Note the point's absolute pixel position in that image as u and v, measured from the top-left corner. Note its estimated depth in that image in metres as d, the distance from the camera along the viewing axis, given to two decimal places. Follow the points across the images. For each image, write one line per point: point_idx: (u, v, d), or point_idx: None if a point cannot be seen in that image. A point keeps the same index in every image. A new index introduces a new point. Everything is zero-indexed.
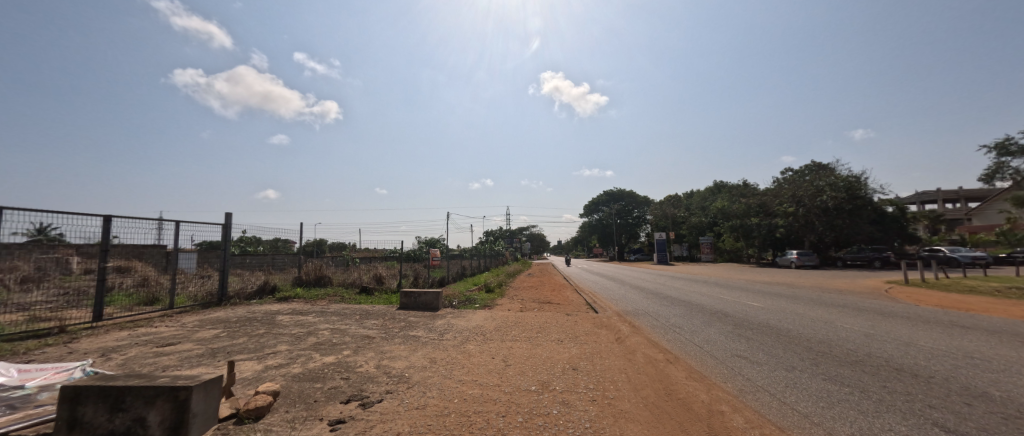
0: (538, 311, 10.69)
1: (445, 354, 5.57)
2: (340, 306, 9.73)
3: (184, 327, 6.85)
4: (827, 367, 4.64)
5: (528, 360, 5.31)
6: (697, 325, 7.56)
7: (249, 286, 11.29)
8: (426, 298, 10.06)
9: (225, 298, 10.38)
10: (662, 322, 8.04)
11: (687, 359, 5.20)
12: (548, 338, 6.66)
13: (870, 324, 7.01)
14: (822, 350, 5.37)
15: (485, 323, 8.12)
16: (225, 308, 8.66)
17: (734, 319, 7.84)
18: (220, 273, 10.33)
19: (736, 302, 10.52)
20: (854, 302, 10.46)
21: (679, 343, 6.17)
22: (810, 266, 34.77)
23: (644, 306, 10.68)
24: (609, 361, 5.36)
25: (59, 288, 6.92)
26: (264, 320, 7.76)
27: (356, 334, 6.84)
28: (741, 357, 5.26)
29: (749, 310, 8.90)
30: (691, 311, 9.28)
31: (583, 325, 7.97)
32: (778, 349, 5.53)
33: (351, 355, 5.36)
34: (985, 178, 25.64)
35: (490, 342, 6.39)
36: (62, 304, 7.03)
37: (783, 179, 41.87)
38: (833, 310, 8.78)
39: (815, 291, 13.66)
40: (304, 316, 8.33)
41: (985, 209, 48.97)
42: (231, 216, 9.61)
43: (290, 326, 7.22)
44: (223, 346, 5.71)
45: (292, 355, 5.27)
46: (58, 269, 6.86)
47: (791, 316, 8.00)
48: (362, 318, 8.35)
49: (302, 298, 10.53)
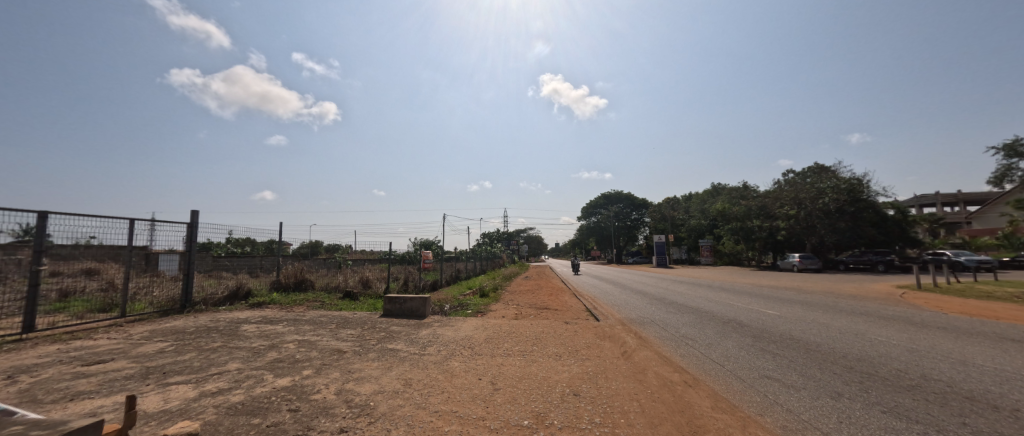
0: (535, 318, 9.85)
1: (424, 374, 4.73)
2: (318, 313, 8.86)
3: (129, 339, 5.98)
4: (883, 395, 3.83)
5: (521, 382, 4.49)
6: (711, 337, 6.77)
7: (221, 290, 10.37)
8: (412, 305, 9.23)
9: (190, 302, 9.41)
10: (671, 333, 7.25)
11: (708, 382, 4.38)
12: (547, 353, 5.84)
13: (909, 337, 6.18)
14: (866, 371, 4.56)
15: (475, 334, 7.29)
16: (184, 317, 7.74)
17: (751, 330, 7.04)
18: (185, 276, 9.38)
19: (748, 309, 9.69)
20: (874, 309, 9.73)
21: (695, 360, 5.37)
22: (813, 270, 34.10)
23: (649, 313, 9.85)
24: (617, 383, 4.56)
25: (18, 293, 6.45)
26: (225, 330, 6.90)
27: (326, 347, 5.99)
28: (772, 379, 4.44)
29: (765, 318, 8.12)
30: (702, 319, 8.48)
31: (584, 336, 7.15)
32: (814, 369, 4.71)
33: (310, 376, 4.50)
34: (992, 182, 25.10)
35: (478, 358, 5.54)
36: (17, 310, 6.52)
37: (783, 181, 41.19)
38: (859, 319, 7.97)
39: (829, 296, 12.87)
40: (273, 325, 7.46)
41: (986, 212, 48.44)
42: (198, 215, 8.72)
43: (252, 339, 6.34)
44: (163, 365, 4.85)
45: (240, 377, 4.42)
46: (20, 272, 6.42)
47: (814, 326, 7.20)
48: (338, 327, 7.50)
49: (277, 305, 9.64)
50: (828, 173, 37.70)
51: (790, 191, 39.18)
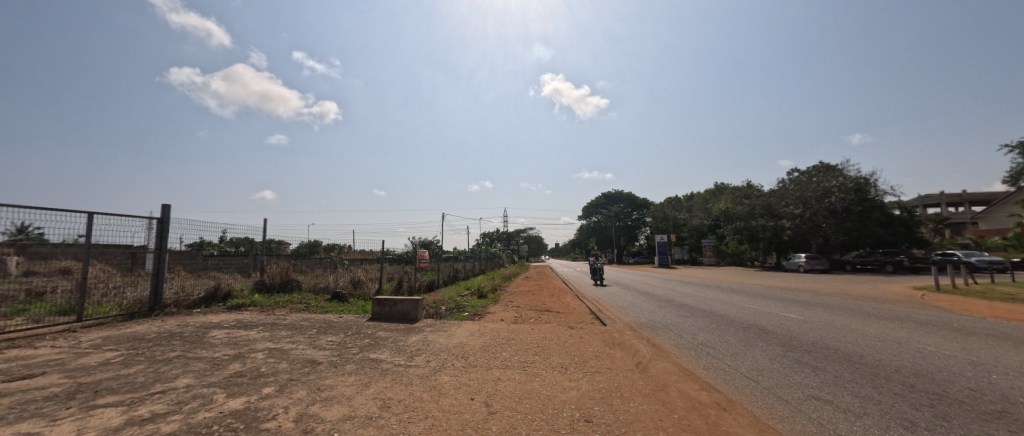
0: (536, 322, 9.10)
1: (406, 392, 4.00)
2: (299, 317, 8.12)
3: (75, 348, 5.25)
4: (969, 426, 3.09)
5: (522, 404, 3.76)
6: (734, 346, 6.03)
7: (197, 291, 9.59)
8: (403, 307, 8.51)
9: (159, 305, 8.57)
10: (689, 341, 6.51)
11: (746, 405, 3.66)
12: (551, 365, 5.10)
13: (962, 347, 5.43)
14: (933, 391, 3.82)
15: (469, 341, 6.56)
16: (149, 321, 7.00)
17: (778, 338, 6.30)
18: (154, 276, 8.55)
19: (767, 313, 8.92)
20: (903, 312, 8.99)
21: (722, 374, 4.65)
22: (819, 270, 33.33)
23: (660, 317, 9.05)
24: (637, 404, 3.82)
25: None
26: (190, 336, 6.17)
27: (298, 357, 5.23)
28: (822, 401, 3.71)
29: (789, 324, 7.39)
30: (719, 325, 7.73)
31: (591, 344, 6.43)
32: (868, 388, 3.98)
33: (269, 396, 3.77)
34: (1007, 181, 24.47)
35: (471, 371, 4.80)
36: None
37: (788, 180, 40.54)
38: (895, 324, 7.19)
39: (848, 299, 12.10)
40: (246, 331, 6.72)
41: (993, 212, 47.68)
42: (169, 209, 8.02)
43: (217, 347, 5.60)
44: (101, 381, 4.12)
45: (184, 398, 3.68)
46: None
47: (847, 333, 6.48)
48: (319, 333, 6.76)
49: (257, 308, 8.89)
50: (834, 173, 37.16)
51: (795, 191, 38.64)
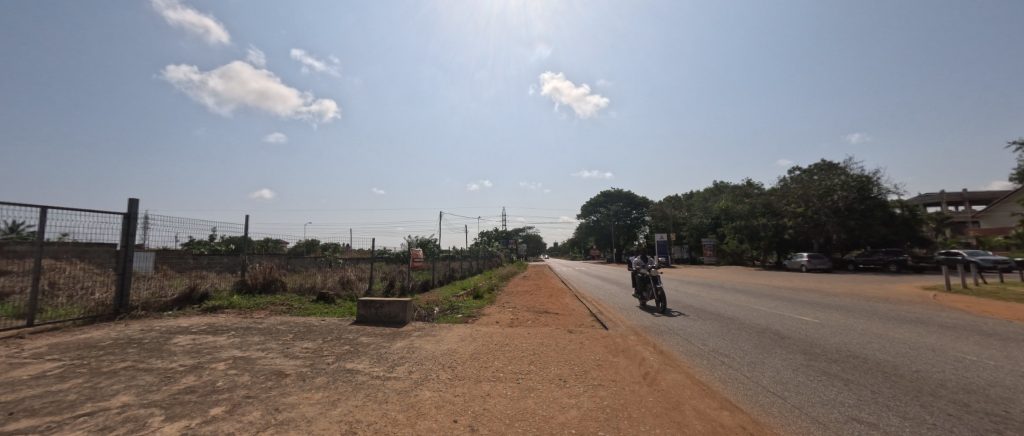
0: (533, 325, 8.53)
1: (378, 413, 3.42)
2: (277, 320, 7.52)
3: (10, 358, 4.65)
4: None
5: (512, 429, 3.18)
6: (750, 353, 5.48)
7: (171, 293, 8.98)
8: (390, 310, 7.93)
9: (125, 307, 7.99)
10: (699, 347, 5.94)
11: (776, 430, 3.11)
12: (548, 377, 4.53)
13: (1008, 356, 4.87)
14: (993, 412, 3.28)
15: (459, 347, 6.01)
16: (108, 326, 6.39)
17: (796, 344, 5.75)
18: (119, 276, 7.97)
19: (780, 315, 8.36)
20: (926, 315, 8.37)
21: (742, 388, 4.09)
22: (821, 270, 32.80)
23: (667, 320, 8.47)
24: (647, 428, 3.23)
25: None
26: (149, 343, 5.57)
27: (265, 368, 4.65)
28: (864, 424, 3.16)
29: (805, 328, 6.85)
30: (729, 329, 7.18)
31: (593, 351, 5.88)
32: (914, 407, 3.44)
33: (215, 420, 3.19)
34: (1014, 179, 23.98)
35: (457, 385, 4.22)
36: None
37: (789, 178, 39.96)
38: (923, 329, 6.61)
39: (860, 299, 11.55)
40: (215, 336, 6.14)
41: (995, 211, 47.32)
42: (136, 203, 7.43)
43: (175, 356, 5.02)
44: (24, 399, 3.54)
45: (112, 422, 3.11)
46: None
47: (872, 339, 5.93)
48: (295, 338, 6.20)
49: (233, 310, 8.30)
50: (836, 171, 36.65)
51: (797, 189, 38.04)
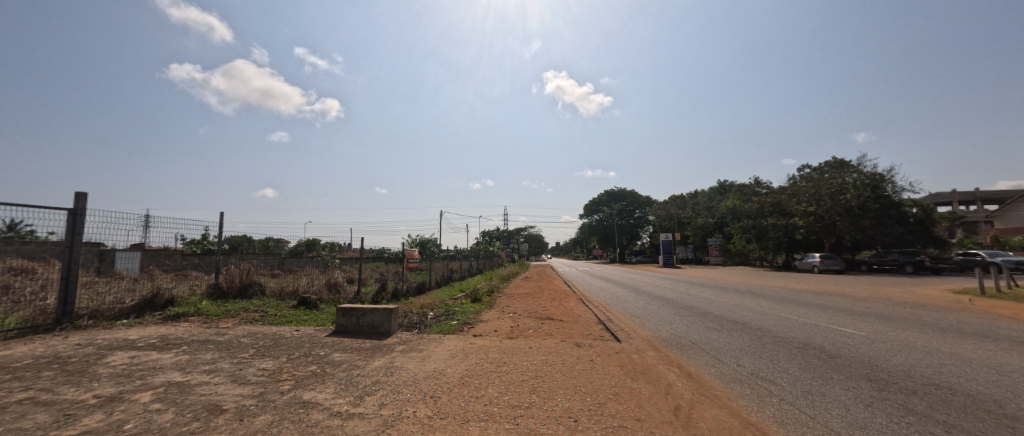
0: (533, 336, 7.56)
1: None
2: (243, 332, 6.56)
3: None
4: None
5: None
6: (798, 378, 4.51)
7: (128, 298, 7.98)
8: (373, 319, 7.00)
9: (69, 316, 6.91)
10: (735, 369, 4.97)
11: None
12: (554, 414, 3.57)
13: None
14: None
15: (447, 368, 5.06)
16: (38, 340, 5.44)
17: (853, 367, 4.77)
18: (64, 281, 6.92)
19: (814, 326, 7.39)
20: (984, 327, 7.31)
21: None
22: (834, 271, 31.57)
23: (686, 331, 7.51)
24: None
25: None
26: (72, 364, 4.61)
27: (200, 400, 3.71)
28: None
29: (853, 344, 5.87)
30: (762, 343, 6.19)
31: (607, 373, 4.91)
32: None
33: None
34: None
35: (438, 429, 3.25)
36: None
37: (799, 177, 38.71)
38: (996, 347, 5.58)
39: (893, 306, 10.53)
40: (160, 353, 5.18)
41: (1010, 210, 45.79)
42: (84, 199, 6.53)
43: (96, 383, 4.07)
44: None
45: None
46: None
47: (946, 360, 4.90)
48: (256, 356, 5.26)
49: (198, 319, 7.36)
50: (848, 168, 35.34)
51: (808, 187, 36.79)
